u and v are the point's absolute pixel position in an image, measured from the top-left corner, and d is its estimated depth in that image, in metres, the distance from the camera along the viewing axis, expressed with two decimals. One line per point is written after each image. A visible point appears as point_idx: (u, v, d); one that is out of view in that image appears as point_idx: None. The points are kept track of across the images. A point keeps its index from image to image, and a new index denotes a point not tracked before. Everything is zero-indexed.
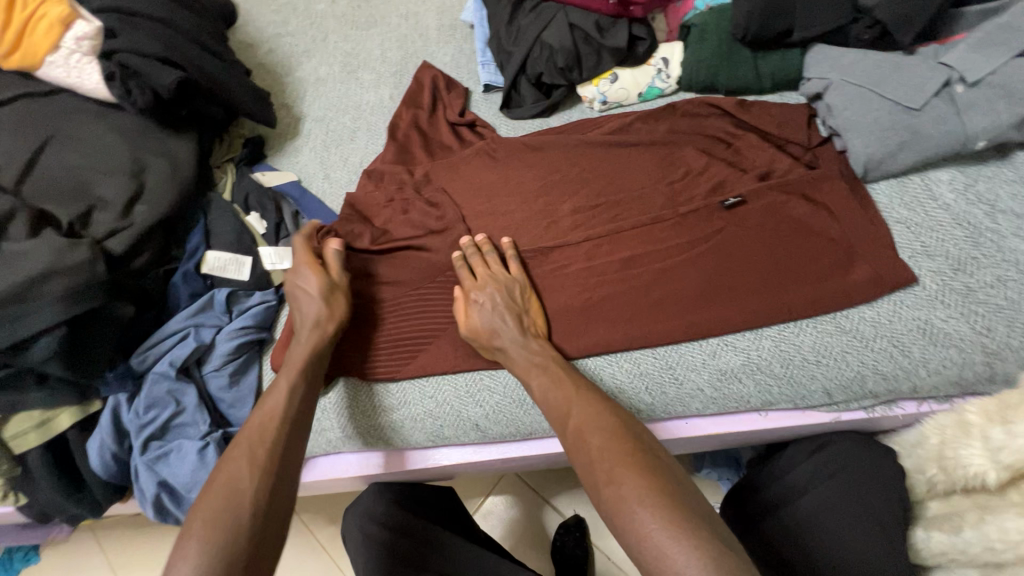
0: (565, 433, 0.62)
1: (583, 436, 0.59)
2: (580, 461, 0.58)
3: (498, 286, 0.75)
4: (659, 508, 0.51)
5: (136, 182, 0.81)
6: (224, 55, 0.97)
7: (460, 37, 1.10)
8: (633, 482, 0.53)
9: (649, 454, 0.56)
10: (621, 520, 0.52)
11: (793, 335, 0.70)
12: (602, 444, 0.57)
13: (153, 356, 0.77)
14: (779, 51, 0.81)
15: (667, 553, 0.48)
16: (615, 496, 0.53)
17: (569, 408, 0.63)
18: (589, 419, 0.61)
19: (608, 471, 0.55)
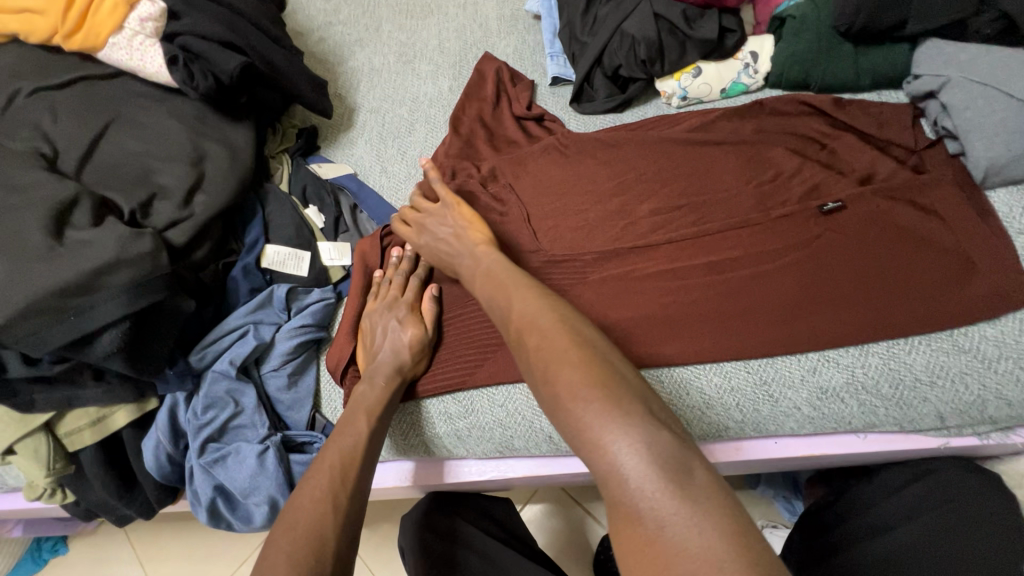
0: (521, 351, 0.56)
1: (540, 353, 0.53)
2: (535, 380, 0.53)
3: (442, 217, 0.77)
4: (617, 422, 0.45)
5: (197, 170, 0.77)
6: (283, 41, 0.94)
7: (523, 28, 1.05)
8: (585, 396, 0.48)
9: (602, 362, 0.50)
10: (561, 416, 0.49)
11: (904, 353, 0.64)
12: (560, 362, 0.51)
13: (212, 353, 0.74)
14: (884, 46, 0.75)
15: (602, 447, 0.45)
16: (552, 395, 0.50)
17: (525, 323, 0.57)
18: (529, 319, 0.56)
19: (560, 388, 0.49)
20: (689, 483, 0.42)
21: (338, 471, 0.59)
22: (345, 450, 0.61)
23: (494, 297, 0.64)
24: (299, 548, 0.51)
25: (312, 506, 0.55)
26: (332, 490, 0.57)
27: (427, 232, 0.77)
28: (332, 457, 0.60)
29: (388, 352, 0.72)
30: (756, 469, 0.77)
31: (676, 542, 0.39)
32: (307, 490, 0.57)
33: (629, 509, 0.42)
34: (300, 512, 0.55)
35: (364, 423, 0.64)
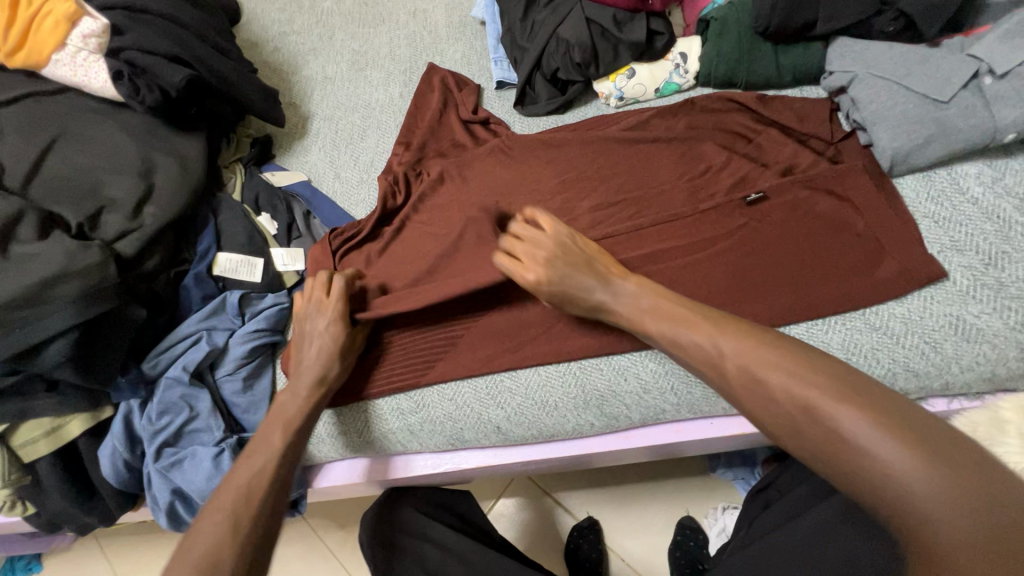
0: (760, 390, 0.52)
1: (787, 388, 0.50)
2: (791, 416, 0.49)
3: (563, 245, 0.70)
4: (902, 451, 0.42)
5: (146, 182, 0.79)
6: (232, 52, 0.95)
7: (470, 34, 1.08)
8: (857, 423, 0.44)
9: (860, 390, 0.47)
10: (832, 450, 0.45)
11: (822, 332, 0.68)
12: (823, 395, 0.47)
13: (165, 360, 0.75)
14: (800, 45, 0.80)
15: (897, 481, 0.41)
16: (826, 427, 0.46)
17: (748, 361, 0.53)
18: (756, 355, 0.53)
19: (825, 421, 0.46)
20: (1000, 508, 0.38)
21: (258, 476, 0.61)
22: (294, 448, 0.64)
23: (674, 330, 0.61)
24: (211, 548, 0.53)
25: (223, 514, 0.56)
26: (237, 507, 0.57)
27: (548, 267, 0.68)
28: (252, 465, 0.61)
29: (318, 364, 0.70)
30: (697, 449, 0.81)
31: None
32: (217, 503, 0.58)
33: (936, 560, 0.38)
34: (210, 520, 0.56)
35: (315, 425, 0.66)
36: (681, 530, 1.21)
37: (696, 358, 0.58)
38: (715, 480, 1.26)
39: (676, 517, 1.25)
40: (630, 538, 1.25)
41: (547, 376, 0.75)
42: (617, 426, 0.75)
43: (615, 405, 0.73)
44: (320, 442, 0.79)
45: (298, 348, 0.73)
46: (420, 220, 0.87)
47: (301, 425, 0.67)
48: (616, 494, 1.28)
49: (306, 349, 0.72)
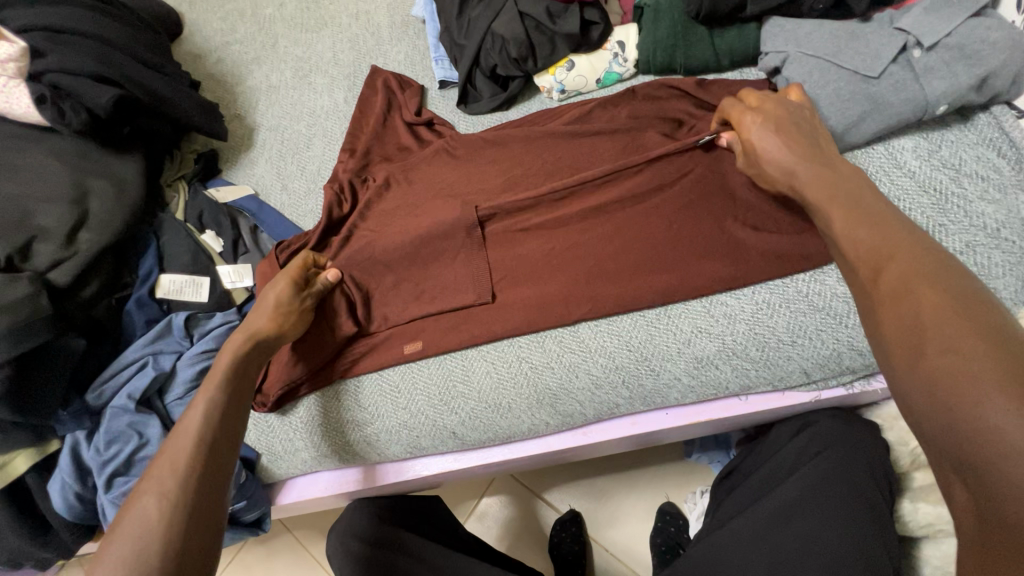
0: (908, 331, 0.39)
1: (944, 337, 0.37)
2: (915, 349, 0.38)
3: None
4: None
5: (79, 209, 0.77)
6: (165, 67, 0.93)
7: (413, 33, 1.06)
8: (1005, 400, 0.32)
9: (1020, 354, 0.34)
10: (946, 396, 0.35)
11: (767, 317, 0.68)
12: (973, 348, 0.35)
13: (110, 389, 0.74)
14: (735, 27, 0.79)
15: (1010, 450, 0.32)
16: (949, 367, 0.36)
17: (922, 299, 0.39)
18: (932, 292, 0.39)
19: (961, 381, 0.35)
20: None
21: (213, 414, 0.58)
22: None
23: None
24: (166, 488, 0.50)
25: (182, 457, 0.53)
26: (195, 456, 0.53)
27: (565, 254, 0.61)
28: (192, 415, 0.57)
29: (266, 321, 0.69)
30: (659, 438, 0.81)
31: None
32: (168, 453, 0.54)
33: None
34: (156, 470, 0.52)
35: None
36: (661, 516, 1.21)
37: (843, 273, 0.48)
38: (692, 464, 1.27)
39: (656, 503, 1.25)
40: (612, 528, 1.25)
41: (499, 378, 0.74)
42: (573, 423, 0.74)
43: (569, 402, 0.73)
44: (280, 458, 0.79)
45: (256, 304, 0.71)
46: (366, 229, 0.86)
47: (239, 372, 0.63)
48: (596, 486, 1.28)
49: (259, 310, 0.70)
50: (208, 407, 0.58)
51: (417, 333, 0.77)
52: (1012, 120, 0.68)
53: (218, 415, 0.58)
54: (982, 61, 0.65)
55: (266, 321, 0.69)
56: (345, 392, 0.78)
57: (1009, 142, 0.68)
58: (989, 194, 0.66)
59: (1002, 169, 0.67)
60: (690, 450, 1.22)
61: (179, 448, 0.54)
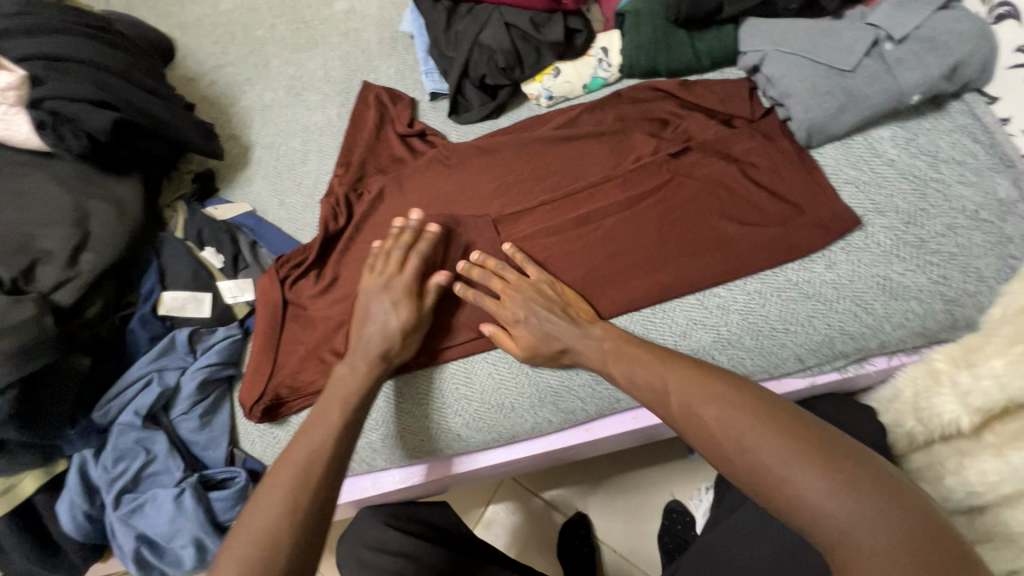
0: (722, 442, 0.49)
1: (745, 437, 0.47)
2: (727, 456, 0.48)
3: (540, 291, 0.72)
4: (839, 499, 0.41)
5: (81, 231, 0.78)
6: (161, 91, 0.94)
7: (402, 49, 1.09)
8: (807, 475, 0.43)
9: (790, 429, 0.46)
10: (767, 485, 0.45)
11: (759, 305, 0.70)
12: (760, 432, 0.47)
13: (116, 408, 0.75)
14: (713, 29, 0.81)
15: (823, 515, 0.41)
16: (750, 459, 0.46)
17: (701, 419, 0.51)
18: (689, 391, 0.54)
19: (777, 473, 0.44)
20: (922, 538, 0.38)
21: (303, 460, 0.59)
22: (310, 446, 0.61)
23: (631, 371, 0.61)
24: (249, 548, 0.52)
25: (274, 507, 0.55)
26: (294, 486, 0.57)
27: (524, 308, 0.71)
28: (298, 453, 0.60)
29: (377, 334, 0.71)
30: (660, 433, 0.83)
31: None
32: (269, 504, 0.55)
33: None
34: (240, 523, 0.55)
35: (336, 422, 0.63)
36: (668, 514, 1.22)
37: (644, 395, 0.59)
38: (696, 461, 1.28)
39: (662, 502, 1.26)
40: (621, 529, 1.25)
41: (501, 379, 0.75)
42: (575, 420, 0.76)
43: (570, 399, 0.74)
44: None
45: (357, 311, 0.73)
46: (363, 241, 0.88)
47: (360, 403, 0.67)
48: (603, 488, 1.28)
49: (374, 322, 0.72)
50: (314, 453, 0.60)
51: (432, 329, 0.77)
52: (983, 107, 0.71)
53: (328, 460, 0.60)
54: (951, 51, 0.67)
55: (411, 320, 0.72)
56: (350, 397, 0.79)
57: (982, 128, 0.71)
58: (967, 177, 0.69)
59: (978, 153, 0.70)
60: (693, 447, 1.22)
61: (289, 496, 0.56)
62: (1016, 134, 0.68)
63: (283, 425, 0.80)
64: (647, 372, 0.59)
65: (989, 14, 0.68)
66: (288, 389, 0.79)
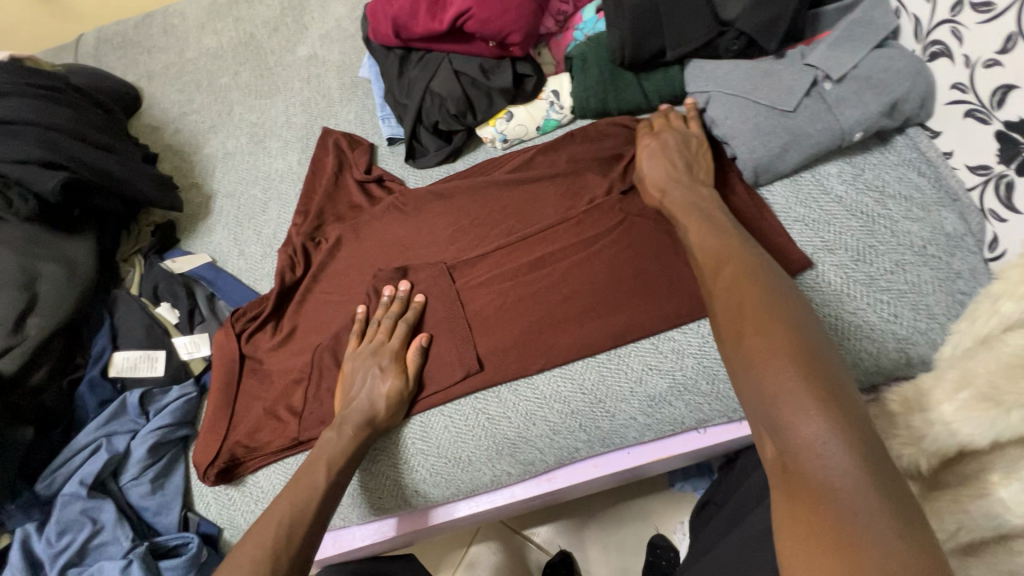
0: (733, 326, 0.50)
1: (758, 327, 0.48)
2: (737, 337, 0.49)
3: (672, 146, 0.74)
4: (807, 396, 0.41)
5: (28, 294, 0.77)
6: (116, 146, 0.94)
7: (362, 93, 1.09)
8: (792, 375, 0.43)
9: (801, 336, 0.46)
10: (754, 368, 0.46)
11: (714, 349, 0.69)
12: (774, 327, 0.47)
13: (61, 476, 0.73)
14: (659, 70, 0.82)
15: (789, 414, 0.42)
16: (751, 345, 0.47)
17: (724, 305, 0.53)
18: (741, 276, 0.54)
19: (763, 360, 0.45)
20: (872, 471, 0.38)
21: (284, 527, 0.61)
22: (294, 499, 0.63)
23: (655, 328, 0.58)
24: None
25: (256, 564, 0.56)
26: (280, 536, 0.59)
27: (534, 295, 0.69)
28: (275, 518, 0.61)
29: (366, 399, 0.72)
30: (626, 477, 0.82)
31: (859, 533, 0.36)
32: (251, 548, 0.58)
33: (812, 492, 0.38)
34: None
35: (320, 479, 0.65)
36: (652, 550, 1.18)
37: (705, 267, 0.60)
38: (680, 493, 1.24)
39: (646, 537, 1.22)
40: (605, 567, 1.22)
41: (457, 432, 0.73)
42: (535, 470, 0.74)
43: (528, 450, 0.72)
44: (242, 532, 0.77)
45: (343, 380, 0.74)
46: (320, 291, 0.87)
47: (343, 465, 0.68)
48: (585, 524, 1.25)
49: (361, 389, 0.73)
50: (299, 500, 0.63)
51: None
52: (926, 142, 0.71)
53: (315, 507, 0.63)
54: (888, 89, 0.68)
55: (396, 382, 0.73)
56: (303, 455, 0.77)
57: (927, 162, 0.71)
58: (913, 212, 0.69)
59: (923, 188, 0.69)
60: (673, 479, 1.20)
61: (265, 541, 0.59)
62: (959, 167, 0.68)
63: (240, 487, 0.78)
64: (717, 239, 0.61)
65: (924, 51, 0.69)
66: (244, 448, 0.77)
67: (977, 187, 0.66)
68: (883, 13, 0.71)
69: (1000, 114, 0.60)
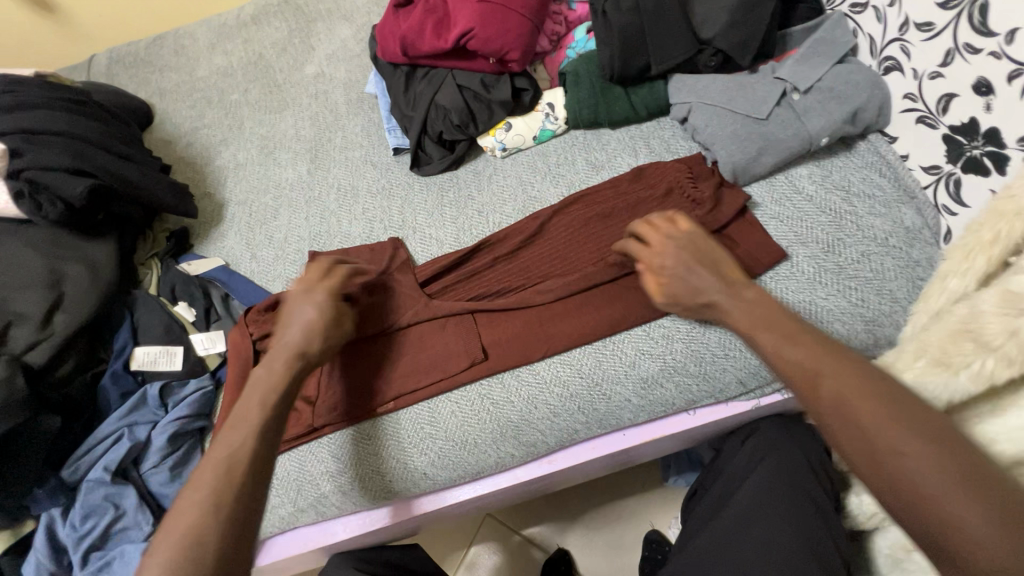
0: (864, 447, 0.47)
1: (894, 448, 0.45)
2: (870, 450, 0.46)
3: (695, 249, 0.68)
4: (998, 538, 0.40)
5: (54, 292, 0.82)
6: (137, 156, 0.99)
7: (367, 108, 1.16)
8: (961, 503, 0.42)
9: (945, 443, 0.45)
10: (913, 495, 0.44)
11: (700, 333, 0.75)
12: (921, 447, 0.45)
13: (85, 464, 0.77)
14: (645, 84, 0.89)
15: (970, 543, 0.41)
16: (902, 467, 0.44)
17: (852, 426, 0.48)
18: (848, 376, 0.50)
19: (926, 491, 0.43)
20: None
21: None
22: None
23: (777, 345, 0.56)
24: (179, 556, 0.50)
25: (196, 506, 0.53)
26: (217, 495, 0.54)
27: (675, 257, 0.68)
28: None
29: (299, 330, 0.69)
30: (622, 462, 0.86)
31: None
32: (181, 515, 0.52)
33: None
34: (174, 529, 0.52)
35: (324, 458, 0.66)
36: (648, 544, 1.22)
37: (793, 376, 0.53)
38: (675, 488, 1.29)
39: (642, 532, 1.26)
40: (601, 563, 1.25)
41: (463, 416, 0.78)
42: (537, 452, 0.79)
43: (530, 433, 0.77)
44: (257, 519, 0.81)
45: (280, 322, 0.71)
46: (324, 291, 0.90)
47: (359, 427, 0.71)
48: (581, 522, 1.28)
49: (296, 324, 0.69)
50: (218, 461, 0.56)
51: (403, 371, 0.81)
52: (885, 145, 0.79)
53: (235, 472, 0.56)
54: (849, 99, 0.76)
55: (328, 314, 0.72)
56: (312, 441, 0.81)
57: (886, 163, 0.78)
58: (876, 209, 0.76)
59: (884, 187, 0.77)
60: (667, 474, 1.24)
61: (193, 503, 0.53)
62: (915, 168, 0.76)
63: None
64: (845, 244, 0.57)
65: (879, 66, 0.77)
66: None
67: (930, 185, 0.74)
68: (843, 32, 0.80)
69: (946, 119, 0.69)
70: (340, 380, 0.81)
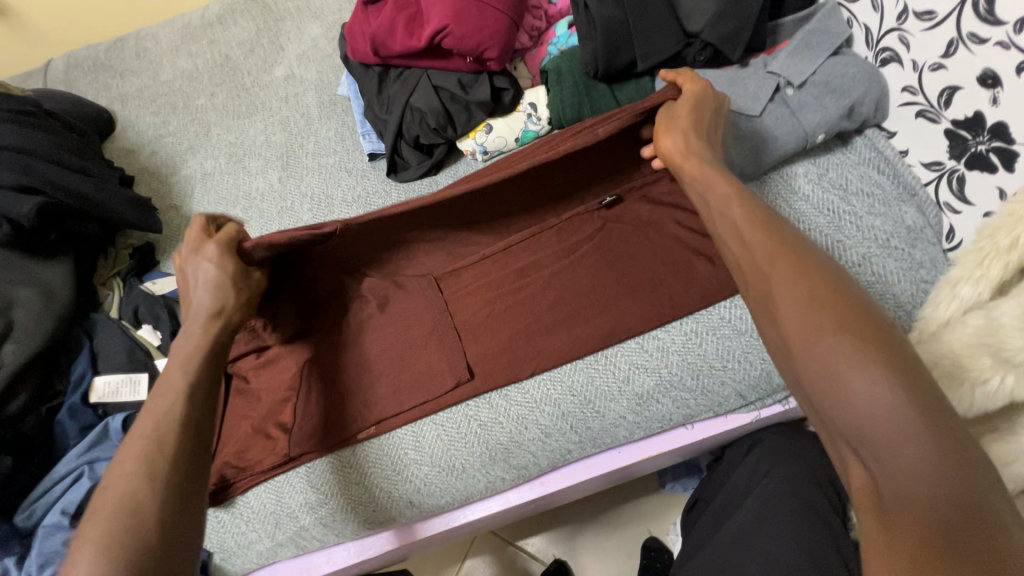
0: (795, 334, 0.45)
1: (823, 333, 0.43)
2: (801, 336, 0.44)
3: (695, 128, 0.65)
4: (911, 432, 0.38)
5: (4, 320, 0.76)
6: (93, 169, 0.93)
7: (341, 110, 1.10)
8: (878, 391, 0.40)
9: (884, 336, 0.42)
10: (830, 378, 0.42)
11: (696, 344, 0.71)
12: (846, 340, 0.42)
13: (40, 508, 0.74)
14: (631, 81, 0.85)
15: (884, 435, 0.39)
16: (823, 354, 0.42)
17: (783, 308, 0.46)
18: (801, 267, 0.48)
19: (840, 373, 0.41)
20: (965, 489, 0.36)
21: None
22: None
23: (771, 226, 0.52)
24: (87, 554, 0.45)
25: (115, 504, 0.48)
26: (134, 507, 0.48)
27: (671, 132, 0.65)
28: None
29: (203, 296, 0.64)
30: (616, 478, 0.83)
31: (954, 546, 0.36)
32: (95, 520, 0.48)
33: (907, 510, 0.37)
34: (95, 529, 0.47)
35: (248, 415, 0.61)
36: (647, 553, 1.19)
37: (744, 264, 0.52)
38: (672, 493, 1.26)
39: (640, 540, 1.22)
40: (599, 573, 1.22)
41: (449, 440, 0.74)
42: (529, 474, 0.75)
43: (521, 455, 0.73)
44: (234, 555, 0.76)
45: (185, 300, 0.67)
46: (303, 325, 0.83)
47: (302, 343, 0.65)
48: (577, 532, 1.25)
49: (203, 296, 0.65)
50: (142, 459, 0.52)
51: (385, 395, 0.76)
52: (884, 141, 0.75)
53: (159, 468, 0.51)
54: (845, 93, 0.73)
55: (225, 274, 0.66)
56: (289, 473, 0.76)
57: (885, 159, 0.75)
58: (875, 208, 0.72)
59: (884, 185, 0.73)
60: (664, 480, 1.21)
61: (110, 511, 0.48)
62: (915, 164, 0.72)
63: (232, 510, 0.76)
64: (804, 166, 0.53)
65: (875, 57, 0.74)
66: (233, 468, 0.76)
67: (931, 182, 0.70)
68: (837, 22, 0.76)
69: (948, 113, 0.65)
70: (319, 406, 0.77)
